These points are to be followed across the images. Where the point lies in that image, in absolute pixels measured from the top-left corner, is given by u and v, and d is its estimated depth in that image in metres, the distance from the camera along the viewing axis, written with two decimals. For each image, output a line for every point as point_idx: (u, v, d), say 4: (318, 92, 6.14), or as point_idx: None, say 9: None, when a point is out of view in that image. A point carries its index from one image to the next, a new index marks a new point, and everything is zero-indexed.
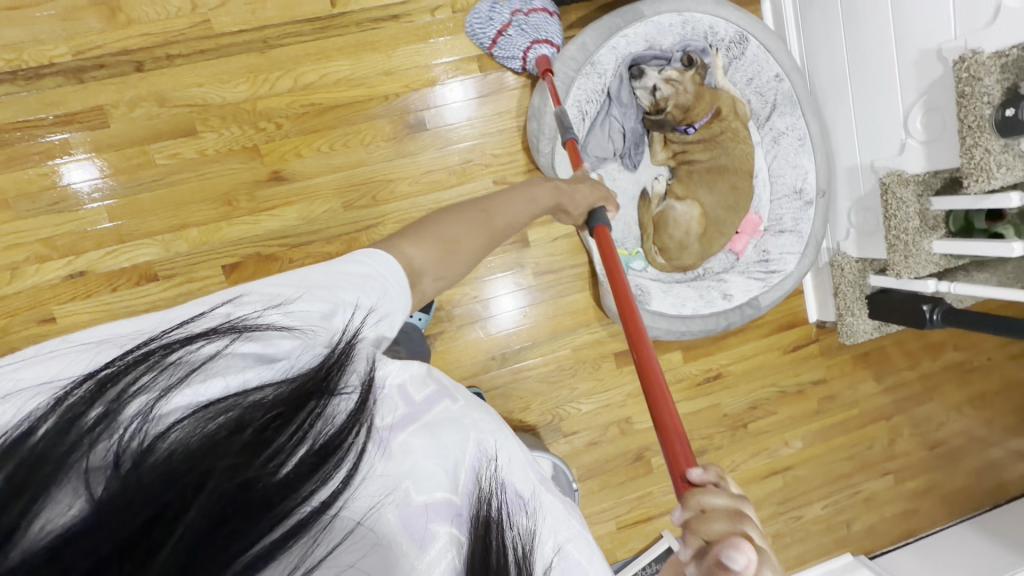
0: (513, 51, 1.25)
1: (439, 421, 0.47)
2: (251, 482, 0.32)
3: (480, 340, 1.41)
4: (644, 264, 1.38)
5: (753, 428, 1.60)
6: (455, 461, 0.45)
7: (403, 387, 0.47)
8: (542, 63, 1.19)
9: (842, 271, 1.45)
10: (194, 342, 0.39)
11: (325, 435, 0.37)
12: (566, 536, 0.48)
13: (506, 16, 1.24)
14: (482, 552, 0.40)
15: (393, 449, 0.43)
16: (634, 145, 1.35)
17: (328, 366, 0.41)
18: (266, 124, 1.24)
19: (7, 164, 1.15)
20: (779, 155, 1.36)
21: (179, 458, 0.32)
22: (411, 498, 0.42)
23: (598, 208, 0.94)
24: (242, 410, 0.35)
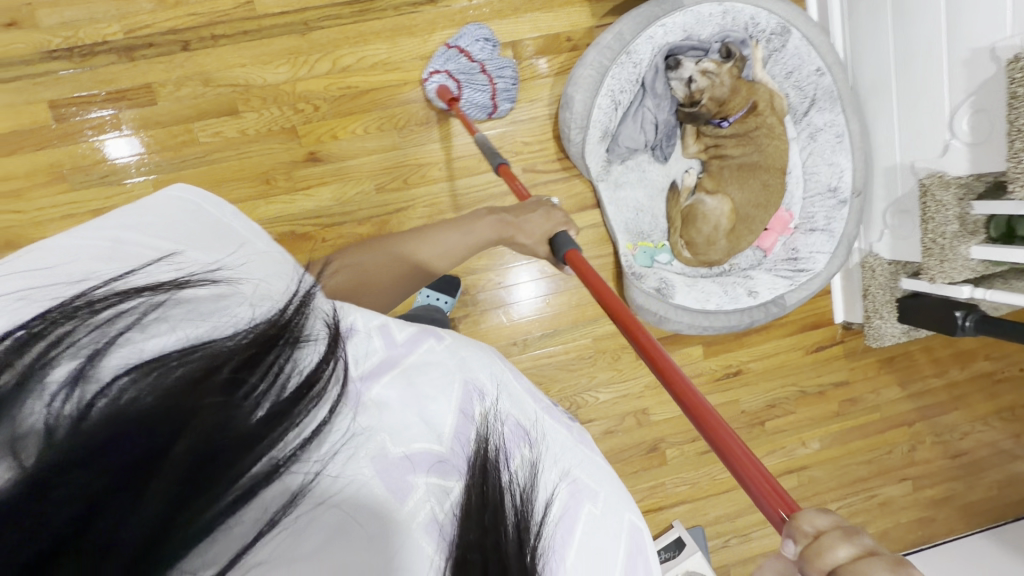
0: (441, 61, 1.27)
1: (419, 365, 0.43)
2: (226, 425, 0.30)
3: (502, 325, 1.44)
4: (669, 257, 1.39)
5: (770, 426, 1.60)
6: (438, 405, 0.42)
7: (383, 326, 0.45)
8: (444, 95, 1.23)
9: (873, 273, 1.42)
10: (136, 297, 0.36)
11: (299, 379, 0.34)
12: (571, 460, 0.45)
13: (479, 59, 1.26)
14: (477, 500, 0.36)
15: (368, 401, 0.39)
16: (666, 137, 1.35)
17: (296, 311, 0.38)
18: (304, 105, 1.27)
19: (62, 138, 1.21)
20: (814, 152, 1.34)
21: (121, 415, 0.29)
22: (387, 451, 0.38)
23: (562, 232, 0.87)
24: (198, 359, 0.33)
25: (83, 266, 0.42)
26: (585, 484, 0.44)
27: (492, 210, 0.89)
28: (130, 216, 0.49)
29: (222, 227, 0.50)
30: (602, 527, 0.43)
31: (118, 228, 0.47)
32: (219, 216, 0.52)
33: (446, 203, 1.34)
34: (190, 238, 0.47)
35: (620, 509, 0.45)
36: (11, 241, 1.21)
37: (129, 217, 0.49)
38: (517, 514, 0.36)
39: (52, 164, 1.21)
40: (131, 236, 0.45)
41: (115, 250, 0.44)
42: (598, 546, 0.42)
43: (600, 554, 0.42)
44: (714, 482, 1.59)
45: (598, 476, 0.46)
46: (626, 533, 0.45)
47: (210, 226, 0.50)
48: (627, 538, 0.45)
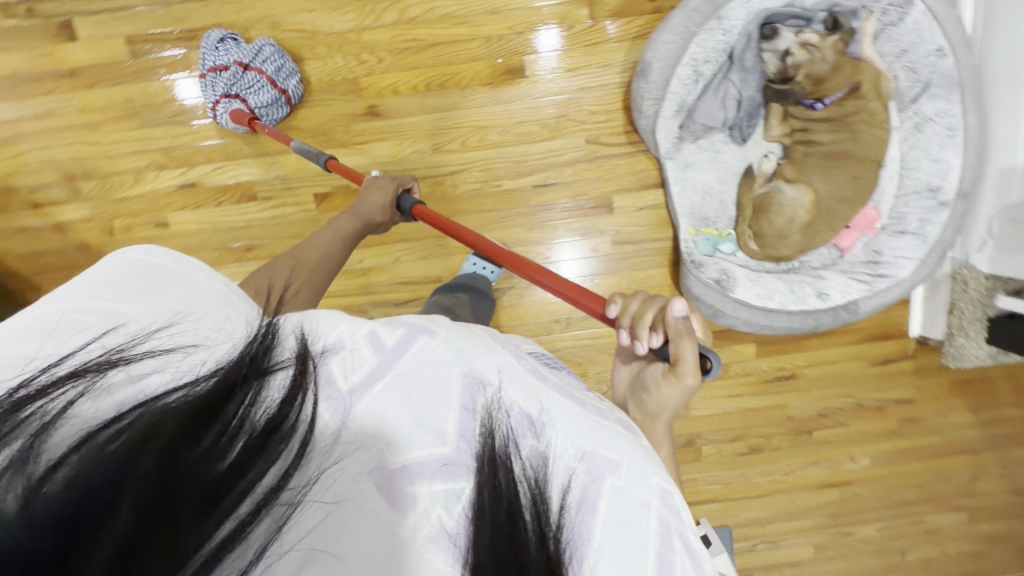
0: (212, 82, 1.17)
1: (409, 368, 0.49)
2: (195, 469, 0.35)
3: (545, 301, 1.41)
4: (733, 248, 1.27)
5: (817, 436, 1.51)
6: (437, 413, 0.48)
7: (369, 334, 0.51)
8: (235, 115, 1.16)
9: (964, 286, 1.29)
10: (70, 381, 0.41)
11: (264, 421, 0.40)
12: (582, 436, 0.49)
13: (231, 60, 1.16)
14: (489, 477, 0.42)
15: (355, 414, 0.46)
16: (747, 117, 1.21)
17: (260, 350, 0.44)
18: (368, 56, 1.23)
19: (136, 75, 1.23)
20: (918, 145, 1.18)
21: (72, 482, 0.34)
22: (386, 463, 0.45)
23: (405, 195, 1.00)
24: (150, 418, 0.38)
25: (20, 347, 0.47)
26: (608, 458, 0.48)
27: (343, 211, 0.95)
28: (66, 286, 0.54)
29: (163, 276, 0.54)
30: (626, 496, 0.47)
31: (54, 300, 0.52)
32: (165, 267, 0.55)
33: (502, 170, 1.29)
34: (126, 292, 0.51)
35: (648, 475, 0.49)
36: (87, 171, 1.26)
37: (79, 279, 0.53)
38: (532, 494, 0.42)
39: (126, 100, 1.24)
40: (74, 303, 0.50)
41: (54, 325, 0.48)
42: (621, 519, 0.46)
43: (628, 524, 0.46)
44: (748, 485, 1.53)
45: (621, 449, 0.49)
46: (655, 497, 0.48)
47: (152, 276, 0.54)
48: (658, 505, 0.48)
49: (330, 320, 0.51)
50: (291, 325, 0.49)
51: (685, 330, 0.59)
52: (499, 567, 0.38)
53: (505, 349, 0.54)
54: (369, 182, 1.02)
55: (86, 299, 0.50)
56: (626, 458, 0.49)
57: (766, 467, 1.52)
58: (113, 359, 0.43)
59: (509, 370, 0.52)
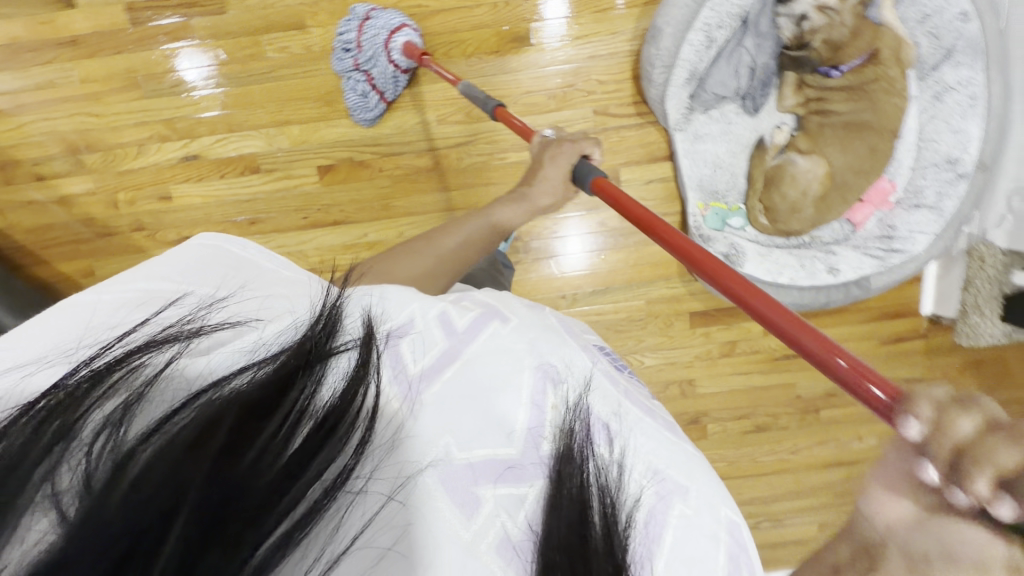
0: (388, 78, 1.20)
1: (481, 353, 0.49)
2: (254, 466, 0.34)
3: (552, 277, 1.39)
4: (742, 222, 1.25)
5: (824, 415, 1.51)
6: (505, 405, 0.47)
7: (441, 315, 0.51)
8: (415, 51, 1.14)
9: (981, 263, 1.27)
10: (145, 352, 0.39)
11: (324, 410, 0.38)
12: (660, 456, 0.49)
13: (360, 73, 1.19)
14: (556, 476, 0.42)
15: (424, 400, 0.46)
16: (761, 86, 1.18)
17: (325, 329, 0.42)
18: (372, 24, 1.21)
19: (137, 44, 1.21)
20: (937, 115, 1.15)
21: (148, 468, 0.33)
22: (451, 459, 0.44)
23: (581, 161, 0.87)
24: (213, 404, 0.36)
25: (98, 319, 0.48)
26: (674, 482, 0.48)
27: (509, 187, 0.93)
28: (148, 261, 0.55)
29: (227, 260, 0.55)
30: (695, 526, 0.47)
31: (135, 275, 0.53)
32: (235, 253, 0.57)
33: (509, 142, 1.27)
34: (204, 277, 0.52)
35: (716, 507, 0.49)
36: (91, 143, 1.25)
37: (150, 264, 0.54)
38: (602, 498, 0.41)
39: (127, 69, 1.22)
40: (146, 283, 0.51)
41: (132, 300, 0.49)
42: (692, 552, 0.46)
43: (697, 561, 0.46)
44: (753, 463, 1.53)
45: (692, 473, 0.50)
46: (723, 529, 0.48)
47: (215, 260, 0.55)
48: (727, 538, 0.48)
49: (396, 298, 0.50)
50: (358, 306, 0.48)
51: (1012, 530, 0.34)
52: (572, 567, 0.37)
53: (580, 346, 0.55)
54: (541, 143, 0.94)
55: (159, 280, 0.51)
56: (695, 483, 0.49)
57: (772, 445, 1.52)
58: (186, 332, 0.42)
59: (587, 374, 0.52)
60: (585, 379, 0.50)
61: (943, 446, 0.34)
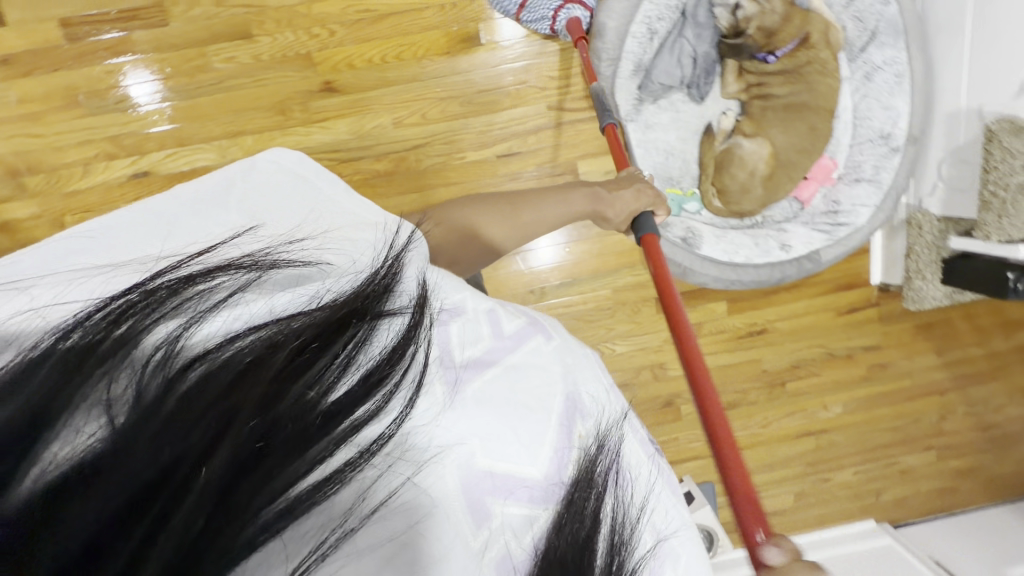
0: (538, 14, 1.16)
1: (521, 364, 0.45)
2: (279, 423, 0.32)
3: (520, 273, 1.41)
4: (698, 207, 1.30)
5: (791, 387, 1.57)
6: (534, 426, 0.42)
7: (489, 313, 0.48)
8: (576, 30, 1.12)
9: (919, 230, 1.33)
10: (216, 274, 0.37)
11: (371, 366, 0.36)
12: (668, 524, 0.45)
13: None
14: (574, 511, 0.38)
15: (465, 393, 0.41)
16: (704, 74, 1.23)
17: (379, 286, 0.40)
18: (320, 30, 1.20)
19: (76, 60, 1.17)
20: (868, 94, 1.22)
21: (208, 384, 0.32)
22: (474, 460, 0.40)
23: (646, 215, 0.99)
24: (276, 334, 0.35)
25: (188, 236, 0.47)
26: (673, 546, 0.45)
27: (587, 187, 1.01)
28: (237, 172, 0.55)
29: (313, 198, 0.53)
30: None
31: (221, 190, 0.52)
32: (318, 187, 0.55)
33: (467, 141, 1.29)
34: (280, 216, 0.49)
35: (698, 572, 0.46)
36: (33, 165, 1.21)
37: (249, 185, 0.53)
38: (611, 537, 0.38)
39: (67, 87, 1.18)
40: (243, 204, 0.50)
41: (219, 215, 0.49)
42: None
43: None
44: None
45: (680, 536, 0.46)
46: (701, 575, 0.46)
47: (308, 197, 0.53)
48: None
49: (449, 283, 0.48)
50: (414, 274, 0.44)
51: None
52: None
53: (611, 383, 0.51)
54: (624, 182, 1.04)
55: (254, 212, 0.49)
56: (688, 553, 0.46)
57: (744, 420, 1.57)
58: (259, 262, 0.39)
59: (626, 414, 0.49)
60: (619, 419, 0.47)
61: None
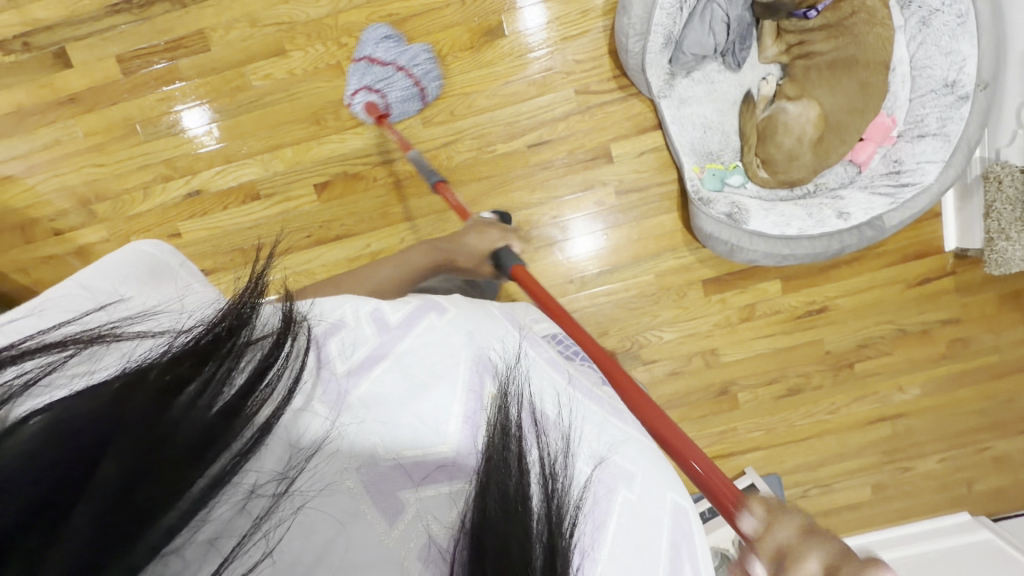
0: (360, 71, 1.21)
1: (411, 349, 0.54)
2: (171, 425, 0.34)
3: (559, 263, 1.36)
4: (742, 179, 1.25)
5: (859, 368, 1.46)
6: (438, 398, 0.51)
7: (373, 314, 0.56)
8: (372, 111, 1.18)
9: (998, 185, 1.19)
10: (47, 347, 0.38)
11: (253, 367, 0.39)
12: (606, 446, 0.55)
13: (386, 67, 1.21)
14: (499, 461, 0.40)
15: (361, 394, 0.50)
16: (739, 39, 1.17)
17: (246, 308, 0.42)
18: (347, 39, 1.24)
19: (131, 92, 1.26)
20: (927, 40, 1.13)
21: (45, 435, 0.32)
22: (378, 457, 0.47)
23: (504, 248, 0.86)
24: (140, 366, 0.37)
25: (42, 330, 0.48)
26: (621, 465, 0.54)
27: (429, 241, 0.91)
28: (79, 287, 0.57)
29: (155, 284, 0.60)
30: (637, 509, 0.53)
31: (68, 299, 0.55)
32: (155, 271, 0.62)
33: (496, 134, 1.29)
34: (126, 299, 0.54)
35: (661, 495, 0.56)
36: (99, 193, 1.31)
37: (93, 287, 0.57)
38: (546, 477, 0.42)
39: (125, 118, 1.27)
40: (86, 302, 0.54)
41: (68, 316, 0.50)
42: (632, 540, 0.51)
43: (633, 546, 0.51)
44: (793, 429, 1.48)
45: (639, 462, 0.56)
46: (670, 511, 0.56)
47: (149, 283, 0.60)
48: (669, 524, 0.55)
49: (331, 305, 0.57)
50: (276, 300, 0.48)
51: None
52: (504, 543, 0.36)
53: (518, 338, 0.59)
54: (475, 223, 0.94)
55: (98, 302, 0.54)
56: (640, 470, 0.55)
57: (808, 405, 1.47)
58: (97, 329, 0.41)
59: (522, 351, 0.57)
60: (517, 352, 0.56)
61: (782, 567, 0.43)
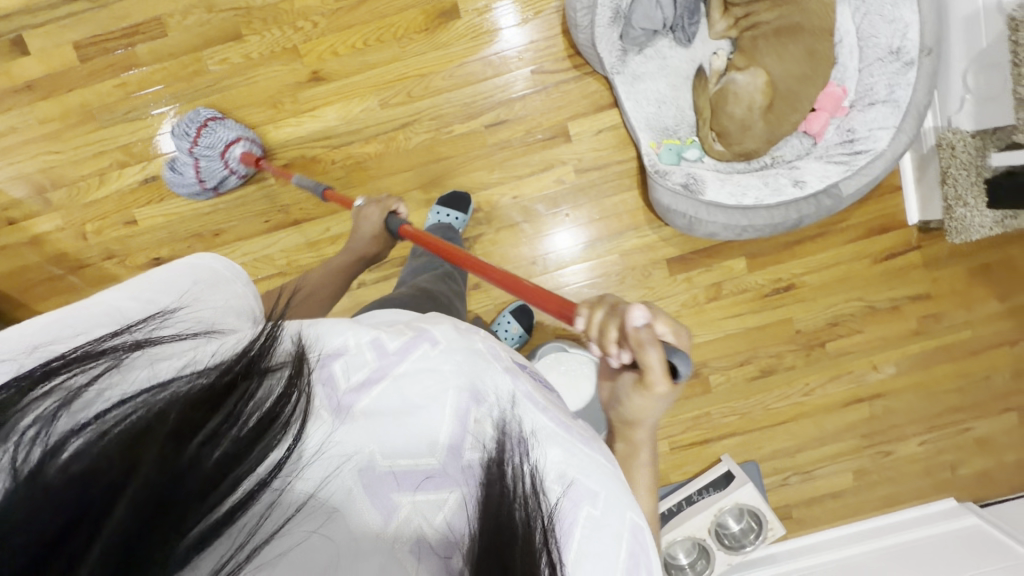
0: (216, 171, 1.24)
1: (410, 372, 0.45)
2: (178, 466, 0.33)
3: (520, 243, 1.35)
4: (699, 154, 1.24)
5: (832, 348, 1.43)
6: (427, 419, 0.44)
7: (374, 340, 0.46)
8: (250, 157, 1.22)
9: (953, 151, 1.21)
10: (90, 364, 0.39)
11: (263, 412, 0.37)
12: (569, 462, 0.46)
13: (190, 156, 1.23)
14: (493, 497, 0.38)
15: (356, 411, 0.44)
16: (688, 14, 1.20)
17: (263, 346, 0.41)
18: (303, 23, 1.26)
19: (89, 78, 1.27)
20: (871, 10, 1.15)
21: (80, 465, 0.32)
22: (375, 462, 0.42)
23: (389, 216, 0.97)
24: (161, 403, 0.36)
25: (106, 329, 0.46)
26: (587, 485, 0.45)
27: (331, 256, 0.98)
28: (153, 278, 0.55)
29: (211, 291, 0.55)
30: (602, 526, 0.45)
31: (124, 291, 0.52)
32: (213, 273, 0.58)
33: (452, 115, 1.29)
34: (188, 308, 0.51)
35: (621, 508, 0.46)
36: (55, 180, 1.30)
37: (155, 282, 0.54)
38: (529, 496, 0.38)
39: (81, 104, 1.27)
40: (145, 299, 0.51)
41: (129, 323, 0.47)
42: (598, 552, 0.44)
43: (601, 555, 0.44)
44: (768, 412, 1.44)
45: (605, 476, 0.47)
46: (627, 532, 0.46)
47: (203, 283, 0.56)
48: (629, 538, 0.46)
49: (330, 326, 0.47)
50: (291, 331, 0.45)
51: (649, 340, 0.52)
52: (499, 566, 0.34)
53: (505, 366, 0.49)
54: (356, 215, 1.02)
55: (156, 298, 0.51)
56: (605, 487, 0.46)
57: (782, 387, 1.44)
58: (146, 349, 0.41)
59: (515, 391, 0.47)
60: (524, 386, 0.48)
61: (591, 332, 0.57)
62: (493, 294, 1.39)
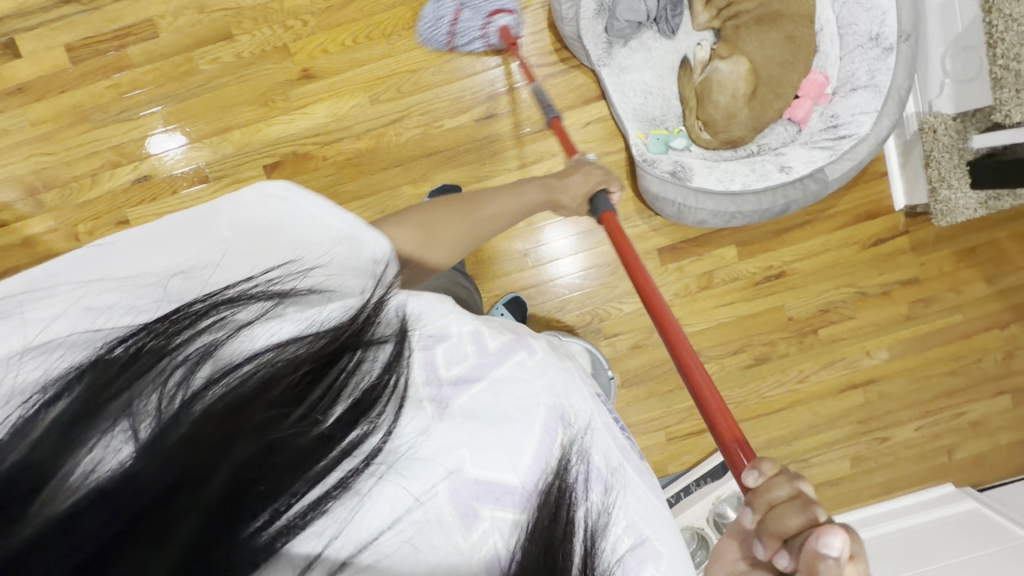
0: (473, 34, 1.24)
1: (506, 377, 0.46)
2: (276, 444, 0.32)
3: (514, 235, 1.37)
4: (686, 142, 1.27)
5: (825, 334, 1.43)
6: (517, 432, 0.43)
7: (474, 333, 0.47)
8: (507, 36, 1.21)
9: (935, 135, 1.23)
10: (234, 307, 0.38)
11: (361, 392, 0.37)
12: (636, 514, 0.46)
13: (451, 7, 1.21)
14: (549, 516, 0.39)
15: (452, 409, 0.43)
16: (671, 6, 1.23)
17: (366, 317, 0.40)
18: (293, 22, 1.27)
19: (80, 80, 1.28)
20: None
21: (204, 417, 0.32)
22: (463, 470, 0.41)
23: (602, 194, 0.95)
24: (276, 365, 0.35)
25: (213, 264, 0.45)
26: (654, 548, 0.45)
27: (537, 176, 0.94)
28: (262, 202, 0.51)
29: (306, 226, 0.50)
30: None
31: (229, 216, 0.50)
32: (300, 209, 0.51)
33: (441, 110, 1.31)
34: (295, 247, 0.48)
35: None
36: (47, 182, 1.30)
37: (257, 212, 0.50)
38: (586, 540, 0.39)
39: (74, 105, 1.28)
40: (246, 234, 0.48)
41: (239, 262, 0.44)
42: None
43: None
44: (763, 400, 1.44)
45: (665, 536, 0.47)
46: None
47: (296, 217, 0.51)
48: None
49: (436, 305, 0.47)
50: (395, 305, 0.44)
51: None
52: None
53: (591, 395, 0.51)
54: (578, 163, 1.00)
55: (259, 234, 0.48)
56: (668, 549, 0.47)
57: (776, 376, 1.44)
58: (272, 292, 0.40)
59: (593, 423, 0.48)
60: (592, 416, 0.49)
61: (762, 502, 0.50)
62: (487, 287, 1.39)
